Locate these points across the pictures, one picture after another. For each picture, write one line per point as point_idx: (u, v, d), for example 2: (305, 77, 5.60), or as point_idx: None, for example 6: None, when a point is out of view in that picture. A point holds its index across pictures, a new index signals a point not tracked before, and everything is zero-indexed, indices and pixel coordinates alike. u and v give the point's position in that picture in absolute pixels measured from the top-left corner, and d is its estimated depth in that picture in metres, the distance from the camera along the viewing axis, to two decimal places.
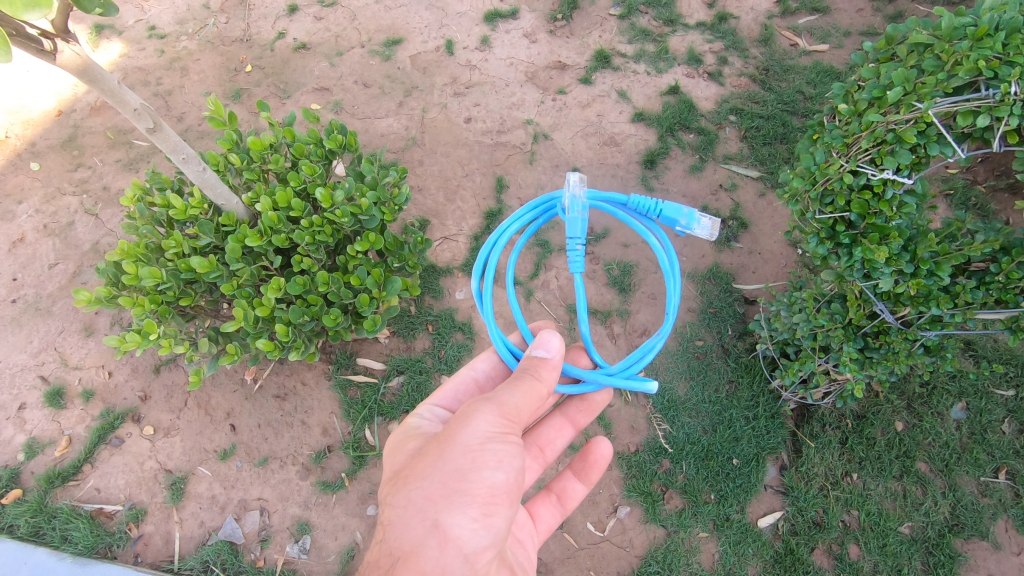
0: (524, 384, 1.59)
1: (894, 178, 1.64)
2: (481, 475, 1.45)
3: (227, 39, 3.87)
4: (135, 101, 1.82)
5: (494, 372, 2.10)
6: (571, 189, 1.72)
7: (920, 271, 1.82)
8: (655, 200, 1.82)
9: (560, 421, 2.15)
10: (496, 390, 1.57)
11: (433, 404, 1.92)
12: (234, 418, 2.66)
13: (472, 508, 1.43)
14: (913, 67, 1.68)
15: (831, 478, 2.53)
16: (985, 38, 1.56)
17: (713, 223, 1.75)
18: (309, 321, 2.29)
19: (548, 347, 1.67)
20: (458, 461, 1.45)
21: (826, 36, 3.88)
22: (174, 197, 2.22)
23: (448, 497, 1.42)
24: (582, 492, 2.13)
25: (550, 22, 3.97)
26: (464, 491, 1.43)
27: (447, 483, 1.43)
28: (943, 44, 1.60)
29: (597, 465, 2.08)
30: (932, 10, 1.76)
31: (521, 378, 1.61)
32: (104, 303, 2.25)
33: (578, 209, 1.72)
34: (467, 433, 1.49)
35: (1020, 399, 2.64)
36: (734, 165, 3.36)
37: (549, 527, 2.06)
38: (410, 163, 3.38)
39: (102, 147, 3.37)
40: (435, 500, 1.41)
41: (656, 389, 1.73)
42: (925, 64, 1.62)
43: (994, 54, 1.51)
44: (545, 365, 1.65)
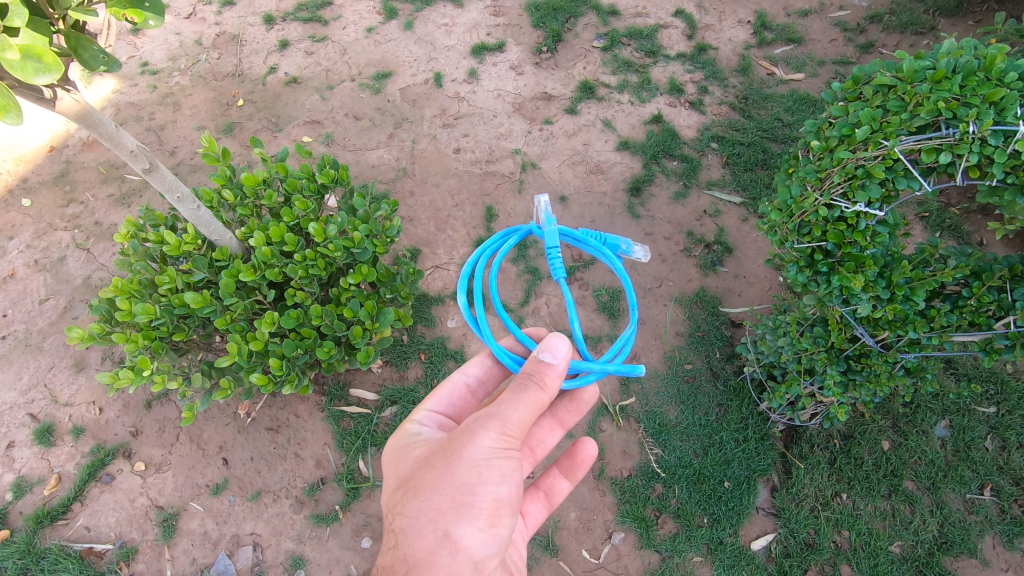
0: (528, 396, 1.55)
1: (867, 211, 1.72)
2: (488, 489, 1.48)
3: (219, 75, 3.95)
4: (132, 143, 1.87)
5: (485, 376, 2.10)
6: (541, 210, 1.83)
7: (896, 297, 1.90)
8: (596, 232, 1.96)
9: (550, 421, 2.15)
10: (499, 403, 1.54)
11: (429, 407, 1.93)
12: (226, 452, 2.66)
13: (479, 520, 1.48)
14: (878, 106, 1.77)
15: (821, 499, 2.56)
16: (943, 80, 1.66)
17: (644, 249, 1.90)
18: (302, 354, 2.31)
19: (555, 352, 1.59)
20: (465, 476, 1.48)
21: (802, 65, 4.02)
22: (168, 234, 2.25)
23: (457, 509, 1.46)
24: (567, 489, 2.15)
25: (536, 55, 4.08)
26: (472, 505, 1.47)
27: (455, 496, 1.47)
28: (905, 86, 1.70)
29: (583, 466, 2.09)
30: (893, 53, 1.87)
31: (521, 387, 1.57)
32: (97, 339, 2.26)
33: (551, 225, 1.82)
34: (472, 448, 1.50)
35: (1001, 416, 2.70)
36: (718, 191, 3.45)
37: (536, 521, 2.09)
38: (401, 194, 3.44)
39: (94, 182, 3.40)
40: (444, 512, 1.46)
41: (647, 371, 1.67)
42: (889, 105, 1.72)
43: (952, 95, 1.62)
44: (551, 373, 1.58)
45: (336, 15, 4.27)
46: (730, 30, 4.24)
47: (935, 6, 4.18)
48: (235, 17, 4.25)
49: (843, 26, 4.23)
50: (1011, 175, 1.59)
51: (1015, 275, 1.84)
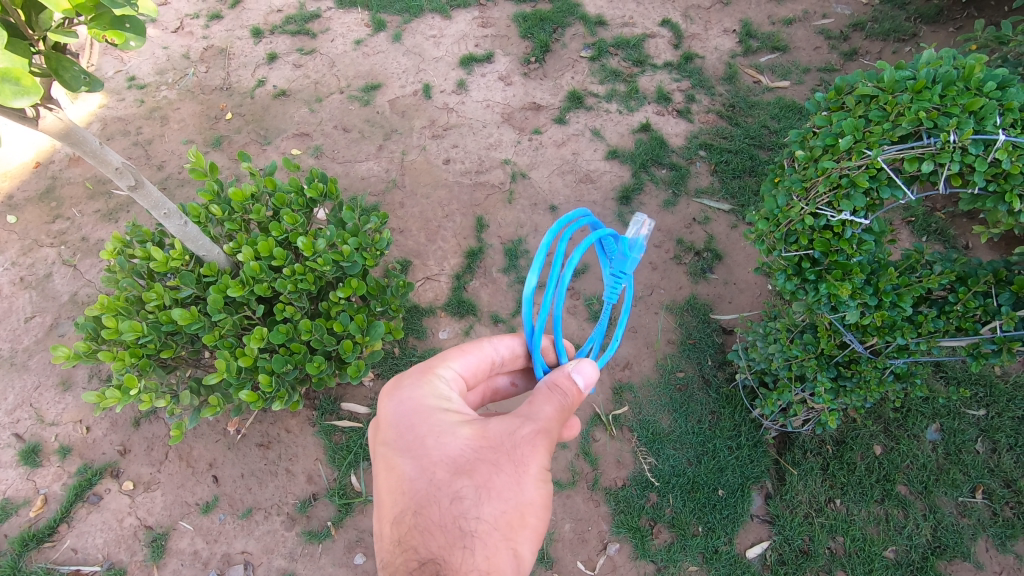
0: (564, 414, 1.51)
1: (852, 219, 1.73)
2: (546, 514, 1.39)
3: (207, 88, 3.94)
4: (117, 160, 1.85)
5: (512, 356, 1.84)
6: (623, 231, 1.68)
7: (884, 303, 1.91)
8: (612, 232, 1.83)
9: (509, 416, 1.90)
10: (549, 419, 1.46)
11: (453, 368, 1.66)
12: (216, 469, 2.63)
13: (534, 542, 1.38)
14: (860, 116, 1.80)
15: (815, 505, 2.56)
16: (924, 91, 1.70)
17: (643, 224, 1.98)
18: (292, 369, 2.29)
19: (583, 375, 1.59)
20: (534, 492, 1.37)
21: (787, 73, 4.07)
22: (155, 250, 2.23)
23: (518, 527, 1.33)
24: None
25: (524, 65, 4.11)
26: (535, 524, 1.37)
27: (519, 516, 1.34)
28: (886, 96, 1.72)
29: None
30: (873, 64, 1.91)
31: (558, 398, 1.52)
32: (83, 358, 2.23)
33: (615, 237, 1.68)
34: (539, 463, 1.39)
35: (991, 418, 2.72)
36: (706, 199, 3.47)
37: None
38: (391, 205, 3.43)
39: (81, 197, 3.37)
40: (511, 531, 1.32)
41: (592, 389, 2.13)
42: (871, 115, 1.74)
43: (932, 105, 1.64)
44: (579, 394, 1.57)
45: (324, 28, 4.28)
46: (716, 39, 4.28)
47: (916, 14, 4.25)
48: (223, 31, 4.25)
49: (827, 34, 4.28)
50: (992, 184, 1.61)
51: (999, 280, 1.86)
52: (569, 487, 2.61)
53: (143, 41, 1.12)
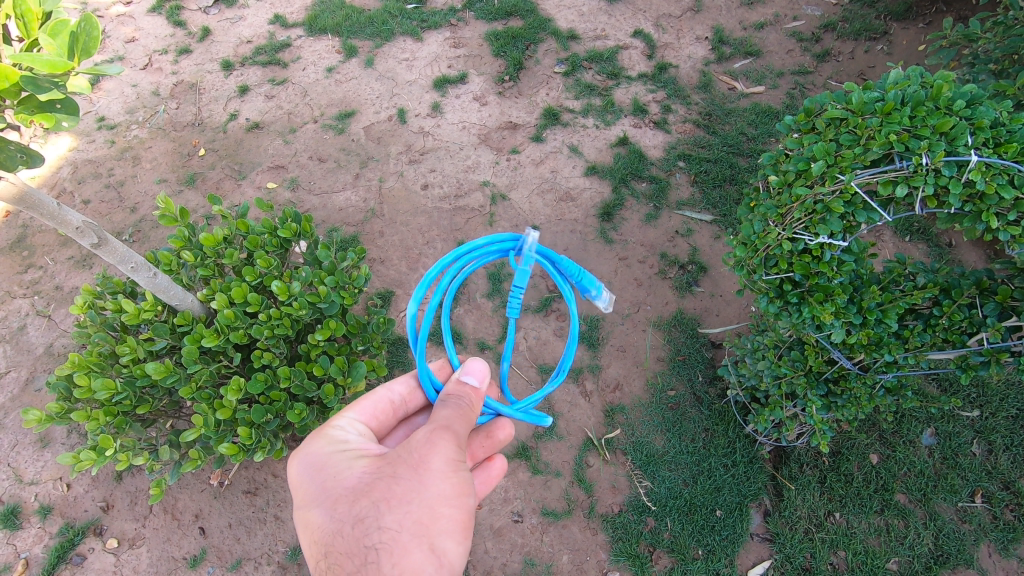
0: (464, 411, 1.63)
1: (830, 242, 1.72)
2: (461, 499, 1.48)
3: (179, 125, 3.88)
4: (77, 220, 1.82)
5: (410, 398, 1.95)
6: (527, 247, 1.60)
7: (869, 321, 1.90)
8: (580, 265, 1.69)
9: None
10: (448, 420, 1.58)
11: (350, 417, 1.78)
12: (203, 520, 2.56)
13: (454, 533, 1.45)
14: (831, 140, 1.79)
15: (814, 520, 2.53)
16: (893, 113, 1.69)
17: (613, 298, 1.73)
18: (272, 418, 2.24)
19: (475, 374, 1.71)
20: (440, 488, 1.46)
21: (761, 77, 4.08)
22: (125, 303, 2.17)
23: (439, 522, 1.44)
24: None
25: (498, 84, 4.08)
26: (447, 518, 1.45)
27: (434, 508, 1.44)
28: (855, 119, 1.72)
29: (493, 482, 1.99)
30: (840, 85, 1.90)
31: (462, 406, 1.63)
32: (57, 419, 2.17)
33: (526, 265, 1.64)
34: (438, 460, 1.49)
35: (985, 419, 2.70)
36: (688, 211, 3.45)
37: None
38: (371, 235, 3.39)
39: (53, 245, 3.30)
40: (428, 526, 1.42)
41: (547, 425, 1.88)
42: (842, 139, 1.74)
43: (902, 128, 1.64)
44: (477, 392, 1.69)
45: (295, 56, 4.24)
46: (689, 47, 4.28)
47: (885, 12, 4.28)
48: (192, 65, 4.19)
49: (799, 36, 4.29)
50: (967, 204, 1.62)
51: (983, 290, 1.86)
52: (564, 516, 2.57)
53: (76, 121, 1.12)
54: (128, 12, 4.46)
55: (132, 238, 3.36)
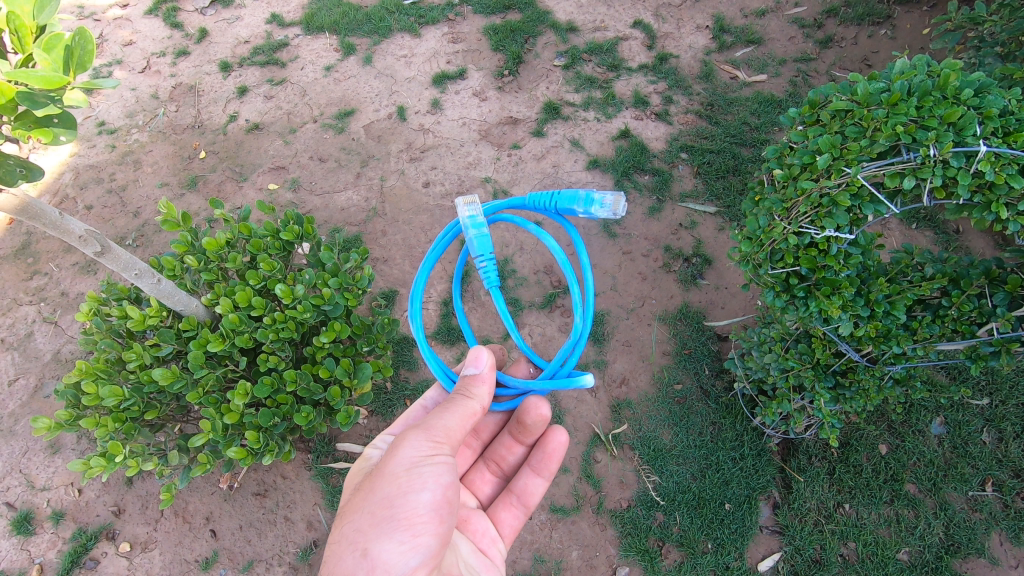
0: (455, 406, 1.65)
1: (837, 236, 1.71)
2: (406, 499, 1.49)
3: (179, 128, 3.88)
4: (80, 229, 1.82)
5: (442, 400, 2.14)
6: (464, 212, 1.83)
7: (877, 313, 1.90)
8: (548, 193, 1.77)
9: (509, 439, 2.15)
10: (426, 417, 1.62)
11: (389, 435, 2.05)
12: (214, 523, 2.57)
13: (399, 533, 1.47)
14: (837, 132, 1.77)
15: (824, 512, 2.53)
16: (899, 103, 1.67)
17: (613, 200, 1.63)
18: (279, 422, 2.26)
19: (478, 363, 1.74)
20: (385, 490, 1.50)
21: (763, 66, 4.03)
22: (130, 309, 2.18)
23: (378, 525, 1.47)
24: (542, 488, 2.12)
25: (498, 79, 4.05)
26: (391, 518, 1.47)
27: (375, 512, 1.49)
28: (861, 111, 1.70)
29: (554, 456, 2.08)
30: (844, 76, 1.88)
31: (454, 399, 1.67)
32: (66, 427, 2.18)
33: (478, 228, 1.82)
34: (393, 461, 1.54)
35: (995, 407, 2.69)
36: (692, 203, 3.43)
37: (512, 529, 2.11)
38: (374, 234, 3.38)
39: (58, 251, 3.31)
40: (364, 532, 1.47)
41: (589, 384, 1.60)
42: (847, 131, 1.72)
43: (910, 119, 1.62)
44: (474, 381, 1.71)
45: (293, 55, 4.22)
46: (689, 36, 4.23)
47: None
48: (190, 67, 4.18)
49: (801, 23, 4.24)
50: (976, 195, 1.60)
51: (992, 280, 1.85)
52: (573, 512, 2.57)
53: (73, 133, 1.15)
54: (125, 15, 4.45)
55: (135, 242, 3.36)
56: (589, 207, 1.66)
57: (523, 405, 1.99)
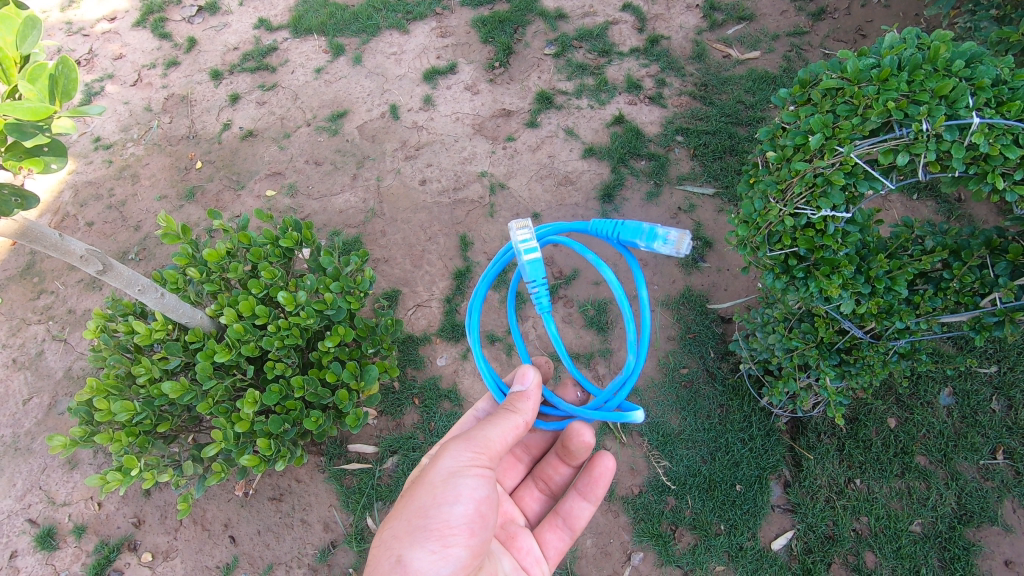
0: (500, 419, 1.67)
1: (833, 215, 1.71)
2: (440, 510, 1.51)
3: (174, 139, 3.88)
4: (80, 248, 1.83)
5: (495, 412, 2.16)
6: (515, 237, 1.69)
7: (878, 290, 1.90)
8: (612, 222, 1.72)
9: (555, 458, 2.18)
10: (470, 428, 1.65)
11: None
12: (232, 529, 2.61)
13: (431, 541, 1.47)
14: (829, 112, 1.76)
15: (835, 488, 2.54)
16: (889, 79, 1.66)
17: (677, 236, 1.57)
18: (290, 428, 2.30)
19: (524, 380, 1.73)
20: (422, 498, 1.52)
21: (756, 42, 3.99)
22: (136, 324, 2.20)
23: (413, 533, 1.48)
24: (588, 513, 2.09)
25: (489, 71, 4.03)
26: (424, 527, 1.49)
27: (412, 520, 1.50)
28: (852, 88, 1.69)
29: (602, 480, 2.03)
30: (834, 53, 1.87)
31: (498, 414, 1.69)
32: (81, 443, 2.22)
33: (531, 252, 1.71)
34: (433, 470, 1.56)
35: (1004, 374, 2.68)
36: (690, 185, 3.41)
37: (558, 551, 2.08)
38: (373, 235, 3.39)
39: (63, 269, 3.34)
40: (400, 538, 1.48)
41: (639, 418, 1.67)
42: (839, 109, 1.71)
43: (901, 94, 1.61)
44: (518, 396, 1.72)
45: (282, 60, 4.21)
46: (680, 16, 4.18)
47: None
48: (181, 77, 4.18)
49: None
50: (972, 166, 1.59)
51: (994, 249, 1.85)
52: None
53: (63, 161, 1.20)
54: (113, 29, 4.44)
55: (137, 256, 3.39)
56: (651, 242, 1.61)
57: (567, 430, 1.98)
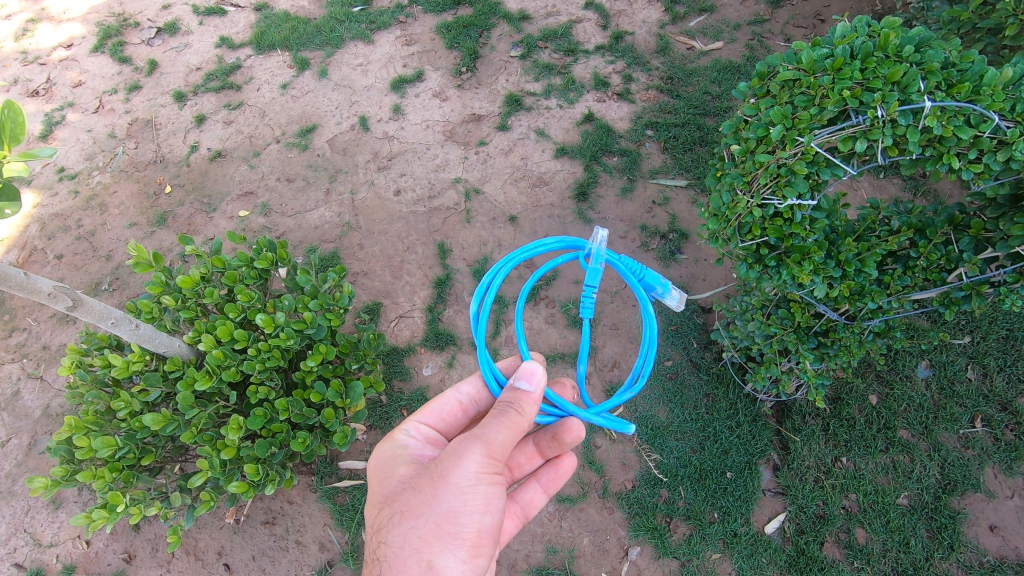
0: (510, 419, 1.62)
1: (799, 203, 1.76)
2: (471, 519, 1.53)
3: (141, 165, 3.82)
4: (48, 286, 1.79)
5: (479, 396, 2.09)
6: (599, 242, 1.78)
7: (849, 272, 1.95)
8: (640, 263, 1.94)
9: (532, 448, 2.13)
10: (483, 426, 1.60)
11: (418, 420, 1.95)
12: (226, 556, 2.58)
13: (462, 550, 1.50)
14: (788, 103, 1.80)
15: (823, 468, 2.58)
16: (844, 68, 1.70)
17: (682, 295, 1.98)
18: (278, 451, 2.29)
19: (531, 379, 1.70)
20: (451, 503, 1.52)
21: (718, 33, 4.03)
22: (113, 357, 2.16)
23: (442, 539, 1.49)
24: (543, 503, 2.17)
25: (456, 77, 4.02)
26: (455, 534, 1.50)
27: (440, 524, 1.50)
28: (807, 79, 1.72)
29: (564, 477, 2.14)
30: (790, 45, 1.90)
31: (507, 412, 1.64)
32: (63, 483, 2.18)
33: (600, 260, 1.81)
34: (458, 473, 1.54)
35: (977, 343, 2.75)
36: (662, 178, 3.44)
37: (509, 536, 2.14)
38: (350, 249, 3.37)
39: (34, 305, 3.26)
40: (429, 543, 1.48)
41: (634, 431, 1.75)
42: (797, 101, 1.74)
43: (855, 83, 1.65)
44: (524, 397, 1.67)
45: (247, 77, 4.16)
46: (642, 11, 4.21)
47: None
48: (144, 101, 4.11)
49: None
50: (927, 148, 1.64)
51: (956, 226, 1.90)
52: (580, 500, 2.60)
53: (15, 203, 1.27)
54: (70, 55, 4.36)
55: (111, 286, 3.32)
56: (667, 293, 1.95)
57: (561, 424, 1.96)
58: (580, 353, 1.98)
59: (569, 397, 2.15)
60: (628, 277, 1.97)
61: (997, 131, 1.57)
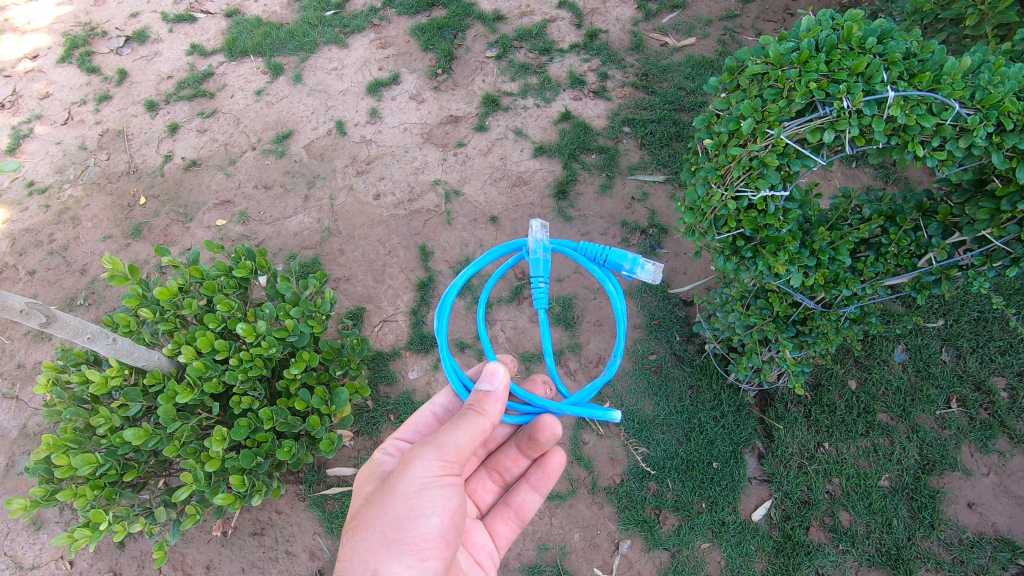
0: (466, 422, 1.64)
1: (771, 195, 1.80)
2: (416, 523, 1.50)
3: (113, 176, 3.75)
4: (20, 303, 1.74)
5: (452, 406, 2.15)
6: (536, 234, 1.90)
7: (823, 261, 1.99)
8: (602, 246, 1.99)
9: (514, 452, 2.15)
10: (436, 432, 1.62)
11: (398, 438, 2.05)
12: (214, 570, 2.55)
13: (409, 555, 1.46)
14: (757, 96, 1.84)
15: (807, 453, 2.63)
16: (809, 60, 1.74)
17: (656, 267, 1.89)
18: (263, 460, 2.27)
19: (492, 380, 1.69)
20: (397, 510, 1.51)
21: (691, 29, 4.07)
22: (90, 373, 2.11)
23: (388, 546, 1.47)
24: (539, 504, 2.16)
25: (432, 78, 4.01)
26: (401, 540, 1.47)
27: (386, 532, 1.49)
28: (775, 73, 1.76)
29: (553, 475, 2.12)
30: (758, 39, 1.94)
31: (464, 415, 1.66)
32: (43, 503, 2.12)
33: (542, 250, 1.92)
34: (406, 480, 1.54)
35: (950, 326, 2.82)
36: (641, 174, 3.47)
37: (509, 542, 2.15)
38: (331, 254, 3.35)
39: (7, 323, 3.19)
40: (375, 551, 1.46)
41: (619, 417, 1.72)
42: (766, 94, 1.78)
43: (820, 76, 1.69)
44: (483, 398, 1.69)
45: (220, 84, 4.11)
46: (616, 9, 4.23)
47: None
48: (115, 111, 4.04)
49: None
50: (893, 138, 1.69)
51: (924, 212, 1.96)
52: (570, 496, 2.61)
53: None
54: (36, 67, 4.26)
55: (87, 301, 3.27)
56: (635, 268, 1.91)
57: (535, 424, 1.95)
58: (544, 350, 2.00)
59: (541, 392, 2.14)
60: (590, 261, 2.05)
61: (959, 118, 1.61)
